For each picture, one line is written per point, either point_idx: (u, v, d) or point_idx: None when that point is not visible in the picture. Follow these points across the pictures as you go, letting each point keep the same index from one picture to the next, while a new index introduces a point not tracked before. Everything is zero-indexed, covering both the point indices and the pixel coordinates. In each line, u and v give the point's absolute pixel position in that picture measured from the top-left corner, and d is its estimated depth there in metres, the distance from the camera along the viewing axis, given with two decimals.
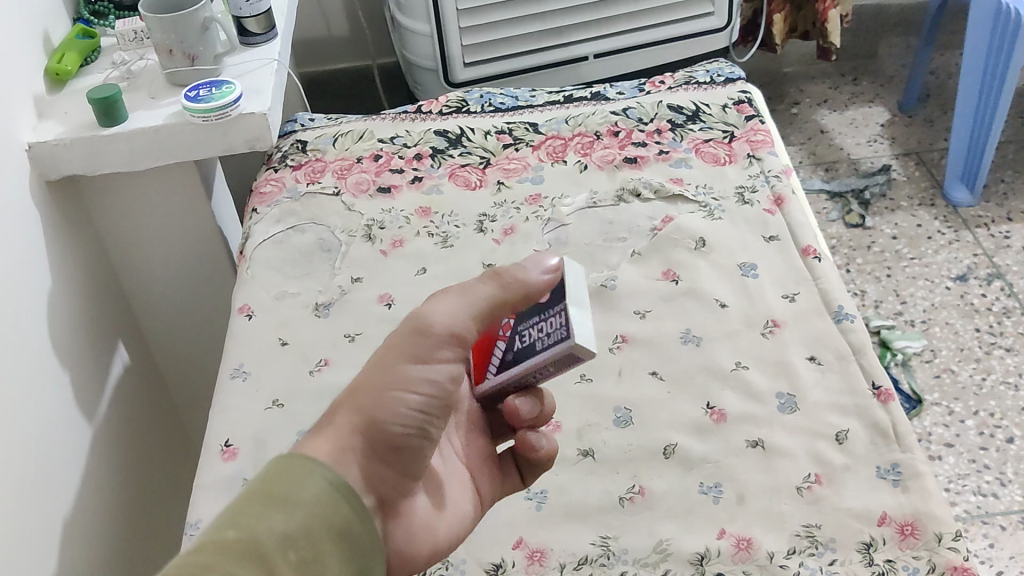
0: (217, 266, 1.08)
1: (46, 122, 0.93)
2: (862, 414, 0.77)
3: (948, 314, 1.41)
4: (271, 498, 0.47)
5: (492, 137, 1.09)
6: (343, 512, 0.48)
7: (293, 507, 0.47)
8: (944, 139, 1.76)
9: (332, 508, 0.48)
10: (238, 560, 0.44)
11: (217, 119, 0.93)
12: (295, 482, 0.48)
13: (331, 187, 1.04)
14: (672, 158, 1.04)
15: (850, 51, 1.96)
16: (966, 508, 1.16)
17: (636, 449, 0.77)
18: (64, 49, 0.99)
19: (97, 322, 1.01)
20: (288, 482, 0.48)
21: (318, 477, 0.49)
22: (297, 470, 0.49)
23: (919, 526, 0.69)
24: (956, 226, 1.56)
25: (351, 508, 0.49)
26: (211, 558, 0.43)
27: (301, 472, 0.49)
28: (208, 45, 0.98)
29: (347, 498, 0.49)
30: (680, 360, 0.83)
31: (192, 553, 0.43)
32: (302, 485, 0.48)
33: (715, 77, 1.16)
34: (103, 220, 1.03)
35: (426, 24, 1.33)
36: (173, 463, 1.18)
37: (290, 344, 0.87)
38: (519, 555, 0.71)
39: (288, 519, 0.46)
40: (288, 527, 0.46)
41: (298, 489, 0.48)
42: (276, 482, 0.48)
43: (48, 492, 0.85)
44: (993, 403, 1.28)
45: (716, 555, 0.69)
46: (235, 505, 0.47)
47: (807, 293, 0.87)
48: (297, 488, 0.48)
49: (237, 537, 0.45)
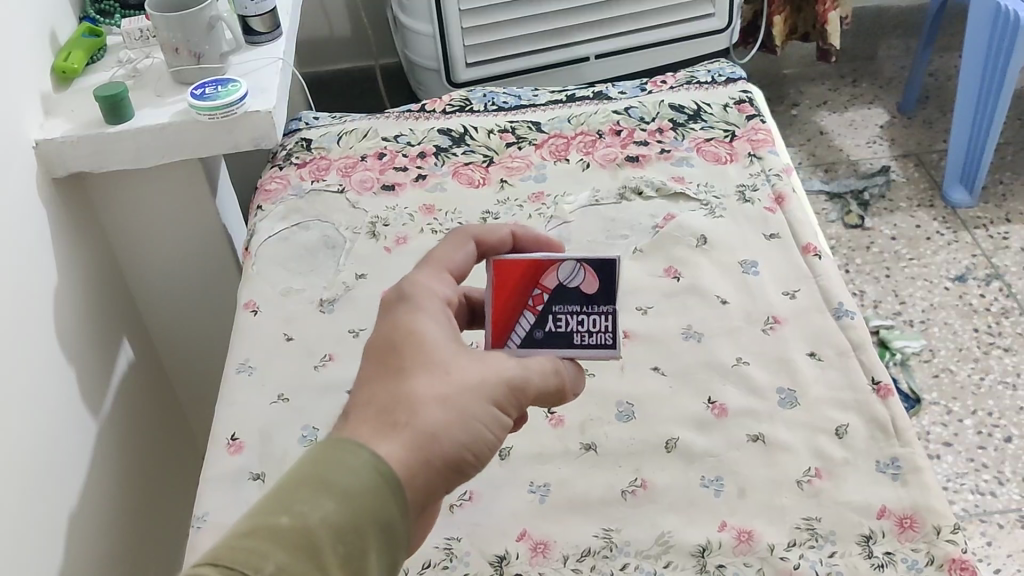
0: (222, 265, 1.09)
1: (54, 119, 0.94)
2: (861, 409, 0.78)
3: (947, 314, 1.42)
4: (320, 484, 0.45)
5: (495, 135, 1.10)
6: (389, 504, 0.47)
7: (343, 495, 0.45)
8: (943, 140, 1.77)
9: (380, 499, 0.46)
10: (287, 548, 0.43)
11: (222, 117, 0.94)
12: (343, 469, 0.46)
13: (336, 185, 1.05)
14: (674, 156, 1.05)
15: (849, 53, 1.97)
16: (965, 506, 1.17)
17: (637, 442, 0.78)
18: (70, 48, 1.00)
19: (102, 317, 1.02)
20: (336, 468, 0.46)
21: (368, 466, 0.47)
22: (346, 454, 0.47)
23: (918, 518, 0.70)
24: (955, 227, 1.57)
25: (397, 504, 0.47)
26: (257, 543, 0.43)
27: (350, 458, 0.47)
28: (214, 45, 0.99)
29: (393, 489, 0.47)
30: (682, 356, 0.84)
31: (240, 543, 0.43)
32: (354, 474, 0.46)
33: (716, 77, 1.17)
34: (110, 217, 1.04)
35: (429, 24, 1.34)
36: (176, 461, 1.18)
37: (295, 339, 0.88)
38: (523, 547, 0.71)
39: (338, 509, 0.45)
40: (336, 516, 0.44)
41: (347, 476, 0.46)
42: (324, 468, 0.46)
43: (54, 487, 0.86)
44: (991, 403, 1.29)
45: (717, 548, 0.70)
46: (280, 488, 0.46)
47: (807, 290, 0.88)
48: (348, 477, 0.46)
49: (289, 524, 0.44)
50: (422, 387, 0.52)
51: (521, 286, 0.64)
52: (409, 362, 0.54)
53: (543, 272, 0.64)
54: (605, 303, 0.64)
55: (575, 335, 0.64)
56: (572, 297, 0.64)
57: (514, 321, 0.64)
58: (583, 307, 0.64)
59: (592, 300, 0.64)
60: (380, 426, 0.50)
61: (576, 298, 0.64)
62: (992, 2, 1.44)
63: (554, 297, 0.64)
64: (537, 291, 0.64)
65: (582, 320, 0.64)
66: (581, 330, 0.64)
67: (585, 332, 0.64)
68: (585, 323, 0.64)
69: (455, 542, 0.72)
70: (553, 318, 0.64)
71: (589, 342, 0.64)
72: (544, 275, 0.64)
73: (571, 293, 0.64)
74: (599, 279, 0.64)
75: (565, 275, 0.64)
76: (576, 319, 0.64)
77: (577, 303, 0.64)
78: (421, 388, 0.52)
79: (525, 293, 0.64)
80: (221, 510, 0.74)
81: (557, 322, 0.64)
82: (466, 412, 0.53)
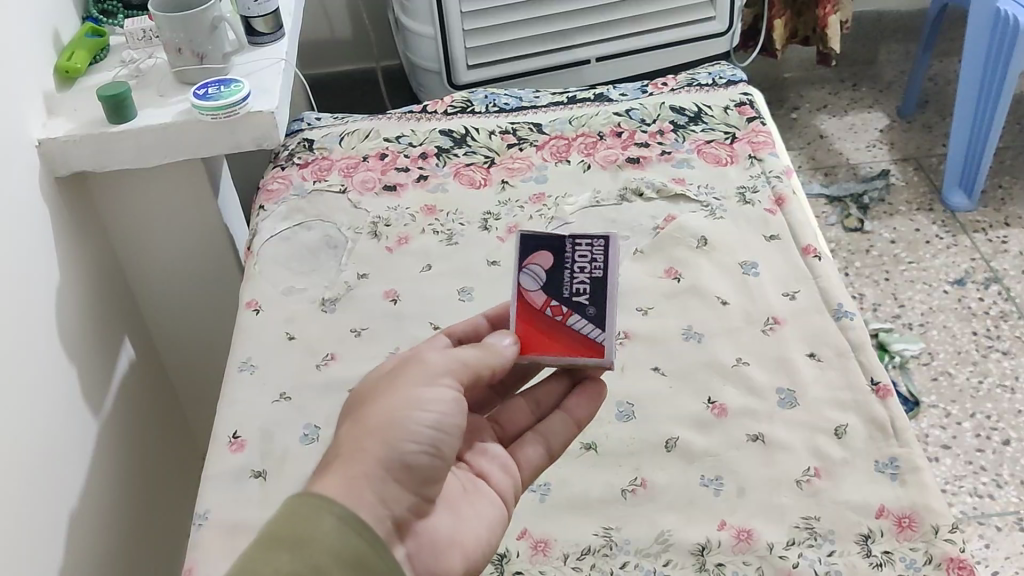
0: (223, 266, 1.09)
1: (56, 118, 0.94)
2: (860, 409, 0.79)
3: (946, 317, 1.43)
4: (276, 540, 0.48)
5: (497, 136, 1.11)
6: (355, 543, 0.49)
7: (301, 545, 0.47)
8: (942, 144, 1.78)
9: (342, 539, 0.48)
10: None
11: (225, 117, 0.94)
12: (302, 521, 0.49)
13: (337, 186, 1.05)
14: (674, 158, 1.06)
15: (849, 57, 1.97)
16: (963, 508, 1.17)
17: (637, 442, 0.78)
18: (73, 48, 1.00)
19: (104, 318, 1.02)
20: (294, 522, 0.49)
21: (326, 513, 0.49)
22: (305, 508, 0.49)
23: (916, 518, 0.71)
24: (954, 231, 1.58)
25: (360, 537, 0.49)
26: None
27: (309, 511, 0.49)
28: (217, 45, 0.99)
29: (355, 528, 0.49)
30: (682, 357, 0.84)
31: None
32: (309, 523, 0.49)
33: (716, 79, 1.17)
34: (112, 218, 1.04)
35: (431, 26, 1.35)
36: (177, 462, 1.18)
37: (297, 339, 0.89)
38: (523, 545, 0.72)
39: (294, 558, 0.47)
40: (296, 564, 0.46)
41: (307, 526, 0.48)
42: (284, 524, 0.48)
43: (56, 485, 0.86)
44: (989, 406, 1.29)
45: (716, 547, 0.70)
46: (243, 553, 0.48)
47: (807, 291, 0.89)
48: (305, 527, 0.48)
49: None
50: (344, 429, 0.57)
51: (540, 322, 0.67)
52: (346, 413, 0.59)
53: (527, 302, 0.67)
54: (568, 243, 0.68)
55: (595, 270, 0.67)
56: (554, 275, 0.67)
57: (580, 333, 0.67)
58: (565, 266, 0.68)
59: (559, 257, 0.68)
60: (324, 466, 0.54)
61: (556, 273, 0.67)
62: (991, 6, 1.45)
63: (552, 291, 0.67)
64: (547, 308, 0.67)
65: (582, 267, 0.68)
66: (590, 266, 0.67)
67: (593, 263, 0.67)
68: (584, 263, 0.67)
69: None
70: (574, 293, 0.67)
71: (602, 263, 0.67)
72: (532, 300, 0.67)
73: (551, 275, 0.67)
74: (541, 251, 0.68)
75: (533, 280, 0.67)
76: (577, 271, 0.67)
77: (562, 271, 0.67)
78: (346, 429, 0.57)
79: (550, 322, 0.67)
80: (223, 507, 0.75)
81: (580, 288, 0.67)
82: (392, 414, 0.56)
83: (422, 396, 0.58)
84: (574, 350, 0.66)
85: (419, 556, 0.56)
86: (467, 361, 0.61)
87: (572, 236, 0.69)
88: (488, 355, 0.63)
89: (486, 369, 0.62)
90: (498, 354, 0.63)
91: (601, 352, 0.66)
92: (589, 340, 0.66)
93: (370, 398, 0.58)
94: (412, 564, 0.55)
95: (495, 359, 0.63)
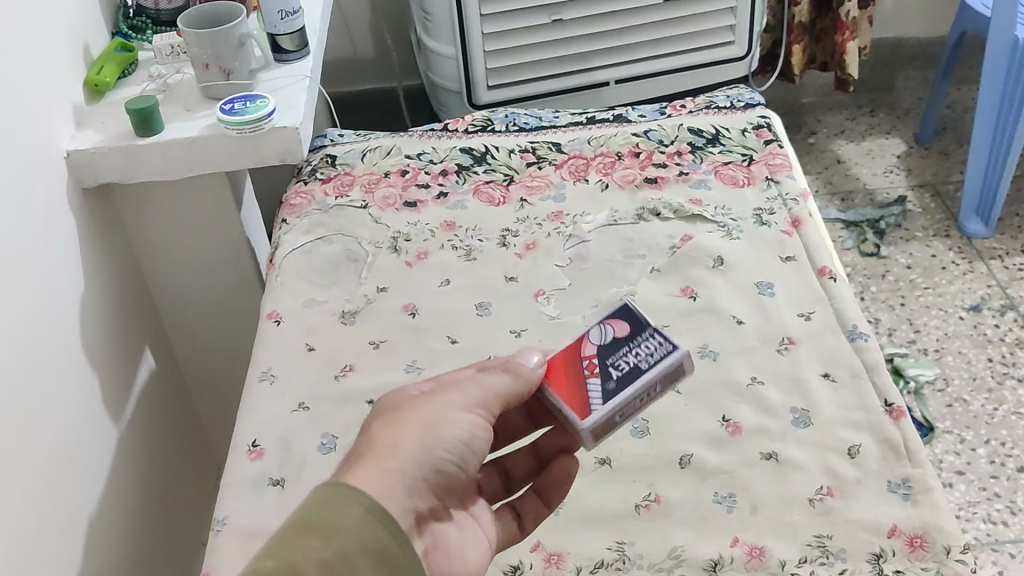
0: (243, 278, 1.11)
1: (84, 131, 0.97)
2: (873, 429, 0.79)
3: (961, 344, 1.42)
4: (309, 527, 0.49)
5: (516, 155, 1.12)
6: (380, 535, 0.50)
7: (330, 534, 0.49)
8: (960, 171, 1.78)
9: (369, 532, 0.50)
10: None
11: (251, 132, 0.96)
12: (333, 511, 0.50)
13: (359, 201, 1.07)
14: (692, 179, 1.07)
15: (867, 82, 1.98)
16: (977, 535, 1.17)
17: (651, 458, 0.79)
18: (103, 63, 1.03)
19: (126, 326, 1.04)
20: (324, 510, 0.50)
21: (354, 504, 0.51)
22: (333, 496, 0.51)
23: (928, 538, 0.71)
24: (970, 258, 1.58)
25: (387, 530, 0.50)
26: None
27: (335, 500, 0.51)
28: (243, 61, 1.02)
29: (381, 521, 0.51)
30: (698, 375, 0.85)
31: None
32: (340, 513, 0.50)
33: (735, 103, 1.18)
34: (137, 229, 1.06)
35: (452, 46, 1.37)
36: (194, 470, 1.20)
37: (316, 350, 0.90)
38: (536, 558, 0.73)
39: (324, 548, 0.48)
40: (324, 553, 0.48)
41: (336, 515, 0.50)
42: (313, 512, 0.50)
43: (76, 486, 0.88)
44: (1003, 433, 1.29)
45: (729, 562, 0.71)
46: (276, 535, 0.50)
47: (823, 312, 0.89)
48: (334, 514, 0.50)
49: (276, 566, 0.47)
50: (376, 425, 0.59)
51: (574, 364, 0.66)
52: (379, 414, 0.60)
53: (580, 346, 0.67)
54: (648, 331, 0.66)
55: (642, 363, 0.64)
56: (615, 345, 0.66)
57: (585, 394, 0.64)
58: (629, 344, 0.66)
59: (631, 337, 0.66)
60: (360, 458, 0.55)
61: (621, 343, 0.66)
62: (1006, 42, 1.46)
63: (605, 352, 0.66)
64: (586, 360, 0.66)
65: (639, 354, 0.65)
66: (642, 358, 0.64)
67: (648, 357, 0.64)
68: (644, 352, 0.65)
69: None
70: (611, 366, 0.65)
71: (655, 360, 0.64)
72: (583, 350, 0.66)
73: (616, 341, 0.66)
74: (625, 322, 0.67)
75: (597, 336, 0.67)
76: (631, 354, 0.65)
77: (627, 347, 0.66)
78: (380, 425, 0.58)
79: (578, 370, 0.65)
80: (242, 513, 0.76)
81: (617, 368, 0.64)
82: (425, 424, 0.58)
83: (457, 415, 0.59)
84: (570, 403, 0.64)
85: (432, 555, 0.58)
86: (500, 391, 0.62)
87: (655, 329, 0.66)
88: (519, 384, 0.63)
89: (515, 397, 0.63)
90: (526, 378, 0.63)
91: (583, 415, 0.63)
92: (585, 403, 0.63)
93: (407, 403, 0.60)
94: (428, 557, 0.57)
95: (523, 383, 0.63)
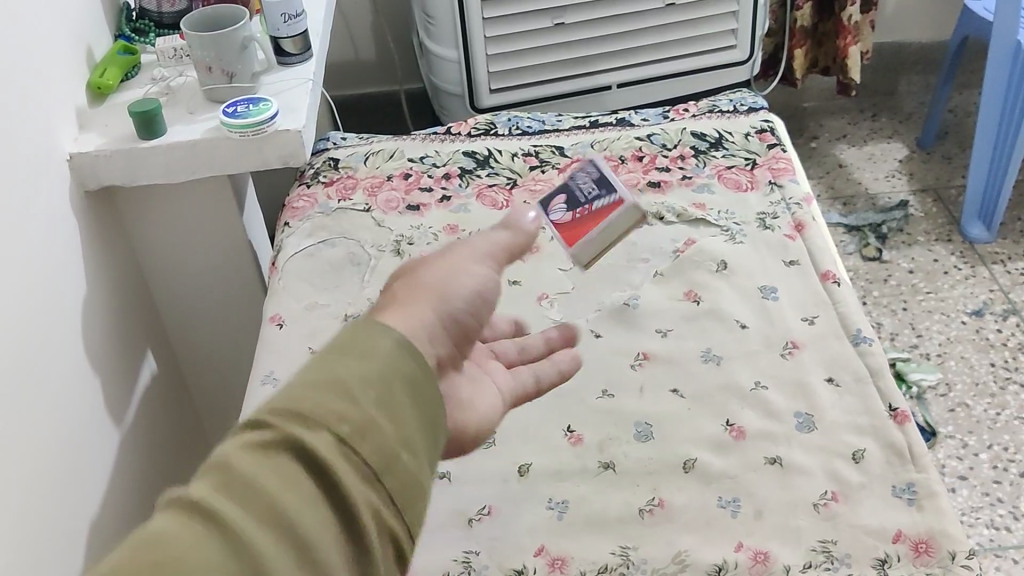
0: (246, 281, 1.11)
1: (87, 133, 0.97)
2: (877, 434, 0.79)
3: (964, 348, 1.42)
4: (340, 357, 0.42)
5: (519, 158, 1.12)
6: (411, 362, 0.44)
7: (363, 356, 0.42)
8: (962, 176, 1.78)
9: (401, 357, 0.44)
10: (316, 412, 0.39)
11: (253, 134, 0.96)
12: (362, 339, 0.43)
13: (362, 204, 1.07)
14: (696, 183, 1.07)
15: (869, 87, 1.98)
16: (979, 540, 1.17)
17: (655, 462, 0.79)
18: (105, 65, 1.03)
19: (129, 329, 1.04)
20: (353, 341, 0.43)
21: (385, 335, 0.44)
22: (362, 330, 0.44)
23: (933, 543, 0.71)
24: (973, 262, 1.58)
25: (419, 363, 0.44)
26: (275, 431, 0.39)
27: (366, 332, 0.44)
28: (246, 64, 1.02)
29: (413, 351, 0.45)
30: (701, 380, 0.85)
31: (265, 426, 0.39)
32: (372, 343, 0.44)
33: (737, 107, 1.18)
34: (140, 232, 1.06)
35: (455, 50, 1.38)
36: (195, 474, 1.19)
37: (319, 353, 0.90)
38: (540, 562, 0.72)
39: (363, 367, 0.42)
40: (358, 379, 0.41)
41: (367, 342, 0.43)
42: (340, 345, 0.43)
43: (78, 490, 0.87)
44: (1006, 438, 1.28)
45: (733, 567, 0.71)
46: (302, 367, 0.43)
47: (826, 317, 0.89)
48: (365, 342, 0.43)
49: (306, 398, 0.40)
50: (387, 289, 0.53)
51: None
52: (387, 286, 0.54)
53: None
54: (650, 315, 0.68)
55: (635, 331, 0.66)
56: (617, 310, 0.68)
57: None
58: None
59: None
60: (386, 302, 0.51)
61: None
62: (1008, 51, 1.46)
63: None
64: None
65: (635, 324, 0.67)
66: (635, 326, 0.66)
67: None
68: None
69: (474, 555, 0.73)
70: None
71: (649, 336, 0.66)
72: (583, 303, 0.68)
73: None
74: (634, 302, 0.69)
75: None
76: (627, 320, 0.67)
77: None
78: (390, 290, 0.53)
79: None
80: None
81: None
82: (441, 278, 0.54)
83: (471, 271, 0.57)
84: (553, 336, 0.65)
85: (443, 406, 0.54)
86: (504, 244, 0.62)
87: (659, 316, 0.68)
88: (518, 240, 0.63)
89: (518, 249, 0.63)
90: (527, 233, 0.64)
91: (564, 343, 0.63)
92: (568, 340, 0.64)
93: (417, 269, 0.56)
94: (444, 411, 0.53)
95: (524, 238, 0.64)
